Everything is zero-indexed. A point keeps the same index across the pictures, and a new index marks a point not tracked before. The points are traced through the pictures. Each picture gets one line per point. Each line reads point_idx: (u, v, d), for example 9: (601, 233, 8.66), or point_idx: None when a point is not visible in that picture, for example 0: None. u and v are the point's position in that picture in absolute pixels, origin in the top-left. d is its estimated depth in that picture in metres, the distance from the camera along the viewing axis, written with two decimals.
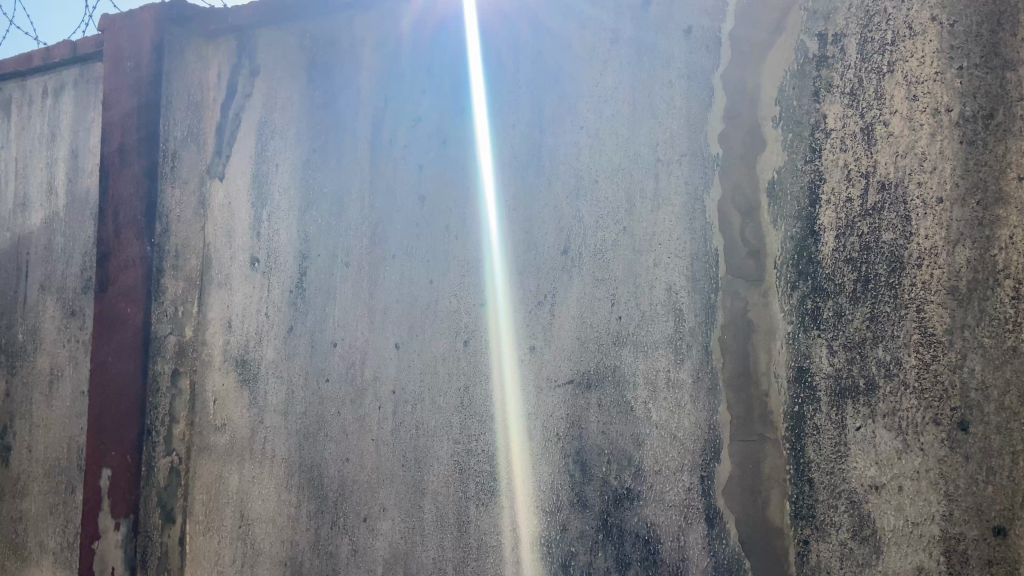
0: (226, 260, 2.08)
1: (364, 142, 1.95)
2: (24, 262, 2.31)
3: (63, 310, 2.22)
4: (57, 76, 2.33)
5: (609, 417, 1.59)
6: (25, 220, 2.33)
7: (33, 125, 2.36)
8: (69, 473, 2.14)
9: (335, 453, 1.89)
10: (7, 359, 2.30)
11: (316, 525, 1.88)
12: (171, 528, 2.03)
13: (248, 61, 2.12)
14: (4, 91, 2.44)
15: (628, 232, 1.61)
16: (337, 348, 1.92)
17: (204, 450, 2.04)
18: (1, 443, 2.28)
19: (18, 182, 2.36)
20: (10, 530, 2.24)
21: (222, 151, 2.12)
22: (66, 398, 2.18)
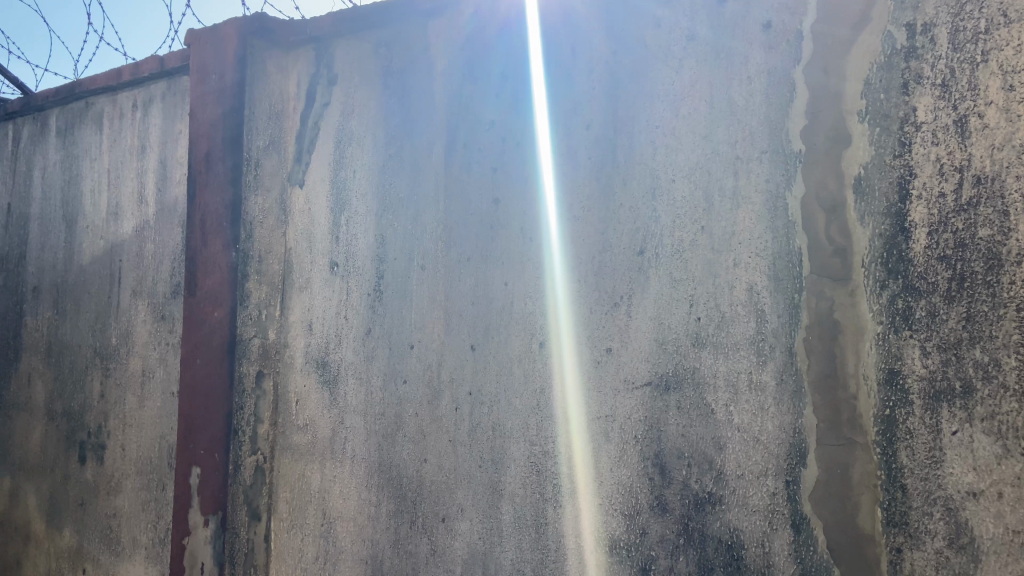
0: (306, 264, 2.15)
1: (438, 146, 1.98)
2: (117, 268, 2.42)
3: (154, 313, 2.31)
4: (145, 90, 2.43)
5: (688, 419, 1.56)
6: (117, 229, 2.44)
7: (124, 138, 2.47)
8: (160, 471, 2.23)
9: (413, 453, 1.91)
10: (102, 361, 2.41)
11: (396, 525, 1.91)
12: (256, 525, 2.09)
13: (326, 70, 2.17)
14: (96, 105, 2.56)
15: (706, 232, 1.58)
16: (414, 350, 1.95)
17: (286, 449, 2.10)
18: (96, 442, 2.39)
19: (110, 192, 2.47)
20: (104, 525, 2.33)
21: (302, 158, 2.18)
22: (157, 398, 2.27)
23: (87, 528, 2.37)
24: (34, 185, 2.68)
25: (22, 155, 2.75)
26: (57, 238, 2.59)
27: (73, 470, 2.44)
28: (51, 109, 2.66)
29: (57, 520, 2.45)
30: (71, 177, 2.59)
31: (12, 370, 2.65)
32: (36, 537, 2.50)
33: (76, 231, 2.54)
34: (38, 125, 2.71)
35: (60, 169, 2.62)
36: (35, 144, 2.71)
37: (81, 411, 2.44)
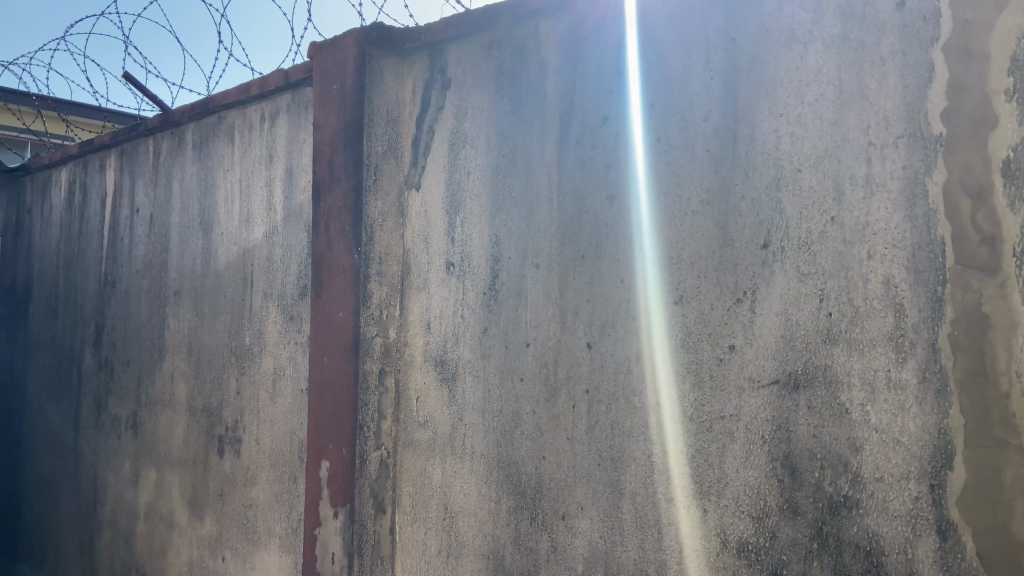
0: (424, 265, 2.21)
1: (551, 144, 1.98)
2: (249, 272, 2.56)
3: (284, 314, 2.43)
4: (272, 102, 2.56)
5: (821, 419, 1.50)
6: (249, 235, 2.58)
7: (253, 149, 2.61)
8: (291, 464, 2.34)
9: (532, 451, 1.92)
10: (237, 359, 2.56)
11: (516, 521, 1.93)
12: (382, 518, 2.16)
13: (440, 75, 2.22)
14: (228, 119, 2.71)
15: (837, 222, 1.51)
16: (530, 348, 1.96)
17: (408, 445, 2.17)
18: (232, 436, 2.53)
19: (242, 201, 2.62)
20: (241, 515, 2.47)
21: (419, 161, 2.24)
22: (288, 395, 2.39)
23: (226, 518, 2.52)
24: (174, 196, 2.88)
25: (163, 168, 2.95)
26: (195, 244, 2.76)
27: (213, 462, 2.59)
28: (187, 124, 2.85)
29: (199, 509, 2.61)
30: (206, 187, 2.76)
31: (157, 369, 2.85)
32: (180, 525, 2.68)
33: (211, 237, 2.71)
34: (176, 139, 2.90)
35: (196, 180, 2.80)
36: (173, 157, 2.90)
37: (219, 407, 2.59)
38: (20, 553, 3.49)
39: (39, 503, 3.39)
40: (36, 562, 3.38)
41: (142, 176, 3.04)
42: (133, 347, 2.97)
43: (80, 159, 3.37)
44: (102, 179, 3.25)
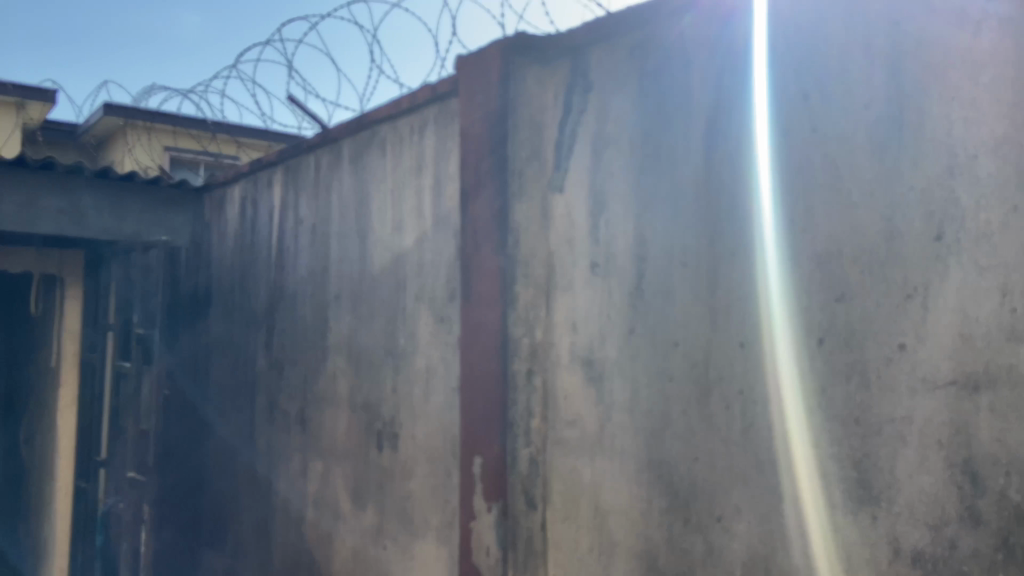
0: (569, 265, 2.22)
1: (698, 141, 1.95)
2: (402, 277, 2.69)
3: (435, 317, 2.54)
4: (420, 115, 2.67)
5: (1005, 422, 1.40)
6: (401, 241, 2.71)
7: (403, 160, 2.74)
8: (446, 460, 2.44)
9: (683, 452, 1.91)
10: (392, 359, 2.69)
11: (669, 522, 1.92)
12: (533, 514, 2.21)
13: (581, 78, 2.24)
14: (380, 133, 2.86)
15: (1021, 211, 1.40)
16: (679, 348, 1.94)
17: (558, 444, 2.19)
18: (389, 432, 2.67)
19: (395, 209, 2.75)
20: (400, 507, 2.60)
21: (561, 164, 2.26)
22: (440, 394, 2.49)
23: (386, 509, 2.65)
24: (333, 207, 3.07)
25: (322, 181, 3.15)
26: (352, 251, 2.93)
27: (372, 456, 2.74)
28: (344, 139, 3.03)
29: (361, 500, 2.77)
30: (361, 198, 2.92)
31: (321, 369, 3.05)
32: (344, 514, 2.85)
33: (367, 244, 2.86)
34: (334, 155, 3.10)
35: (352, 191, 2.97)
36: (331, 171, 3.10)
37: (377, 404, 2.74)
38: (202, 536, 3.82)
39: (219, 491, 3.70)
40: (217, 544, 3.69)
41: (304, 190, 3.26)
42: (299, 348, 3.19)
43: (250, 177, 3.67)
44: (269, 194, 3.51)
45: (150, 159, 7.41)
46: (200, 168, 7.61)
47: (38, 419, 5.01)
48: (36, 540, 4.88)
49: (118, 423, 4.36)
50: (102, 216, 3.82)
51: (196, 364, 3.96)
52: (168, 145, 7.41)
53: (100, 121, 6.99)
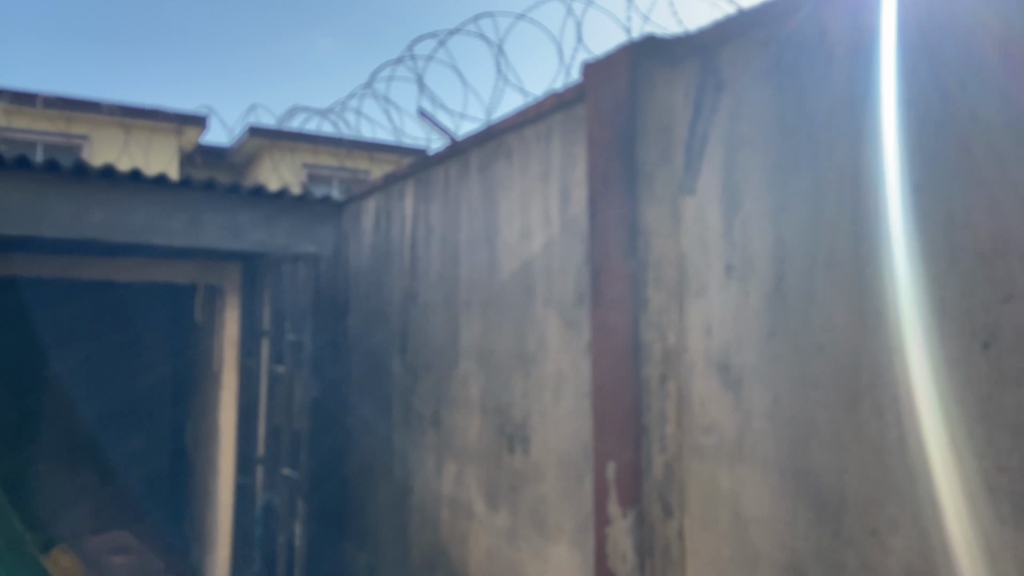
0: (702, 269, 2.18)
1: (838, 136, 1.87)
2: (530, 283, 2.72)
3: (564, 321, 2.55)
4: (547, 123, 2.70)
5: None
6: (529, 247, 2.74)
7: (530, 167, 2.78)
8: (578, 465, 2.45)
9: (832, 461, 1.83)
10: (523, 364, 2.73)
11: (818, 534, 1.85)
12: (670, 522, 2.17)
13: (713, 77, 2.20)
14: (507, 142, 2.91)
15: None
16: (825, 352, 1.87)
17: (695, 451, 2.15)
18: (521, 435, 2.71)
19: (522, 217, 2.79)
20: (534, 510, 2.62)
21: (692, 167, 2.22)
22: (571, 398, 2.50)
23: (520, 511, 2.69)
24: (461, 216, 3.15)
25: (452, 191, 3.25)
26: (481, 259, 3.00)
27: (505, 459, 2.79)
28: (472, 150, 3.11)
29: (494, 502, 2.83)
30: (490, 207, 2.98)
31: (453, 373, 3.14)
32: (478, 515, 2.91)
33: (496, 252, 2.92)
34: (462, 165, 3.18)
35: (480, 200, 3.04)
36: (460, 182, 3.19)
37: (508, 408, 2.79)
38: (345, 532, 4.01)
39: (360, 490, 3.86)
40: (359, 540, 3.87)
41: (434, 200, 3.37)
42: (432, 354, 3.29)
43: (383, 190, 3.83)
44: (401, 206, 3.65)
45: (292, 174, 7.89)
46: (332, 182, 8.03)
47: (200, 419, 5.44)
48: (199, 531, 5.28)
49: (269, 423, 4.29)
50: (255, 231, 4.02)
51: (335, 369, 4.17)
52: (309, 161, 7.88)
53: (246, 142, 7.48)
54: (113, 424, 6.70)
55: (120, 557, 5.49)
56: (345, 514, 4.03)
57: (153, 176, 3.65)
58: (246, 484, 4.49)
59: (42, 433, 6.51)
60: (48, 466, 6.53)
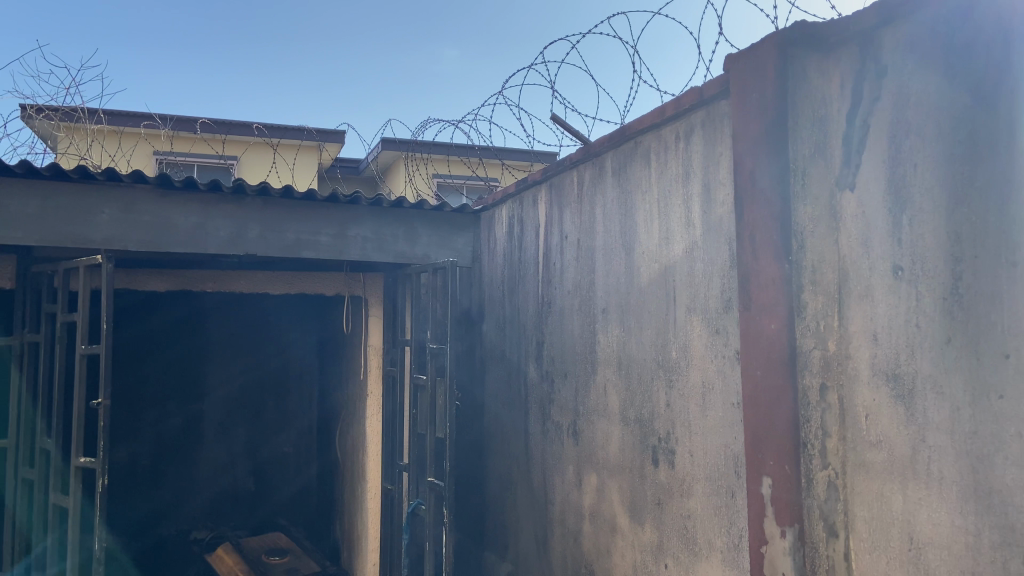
0: (865, 270, 2.01)
1: (1008, 118, 1.70)
2: (672, 288, 2.62)
3: (709, 328, 2.44)
4: (687, 121, 2.60)
5: None
6: (669, 252, 2.65)
7: (669, 168, 2.69)
8: (729, 479, 2.33)
9: (1021, 479, 1.64)
10: (665, 372, 2.64)
11: (1004, 558, 1.65)
12: (835, 542, 2.02)
13: (874, 63, 2.02)
14: (644, 142, 2.83)
15: None
16: (1011, 360, 1.67)
17: (860, 467, 1.98)
18: (666, 447, 2.61)
19: (662, 220, 2.70)
20: (681, 525, 2.52)
21: (851, 160, 2.06)
22: (719, 408, 2.39)
23: (666, 526, 2.59)
24: (597, 220, 3.09)
25: (586, 196, 3.20)
26: (618, 264, 2.93)
27: (649, 471, 2.70)
28: (607, 153, 3.05)
29: (638, 515, 2.74)
30: (627, 210, 2.91)
31: (592, 381, 3.08)
32: (622, 529, 2.84)
33: (634, 256, 2.84)
34: (597, 168, 3.12)
35: (617, 204, 2.97)
36: (595, 186, 3.13)
37: (651, 418, 2.70)
38: (486, 539, 4.04)
39: (500, 498, 3.88)
40: (500, 549, 3.88)
41: (568, 205, 3.33)
42: (569, 361, 3.26)
43: (515, 196, 3.84)
44: (535, 212, 3.64)
45: (426, 186, 8.13)
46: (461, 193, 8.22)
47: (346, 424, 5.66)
48: (349, 534, 5.48)
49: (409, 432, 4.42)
50: (397, 242, 4.13)
51: (472, 376, 4.23)
52: (443, 172, 8.10)
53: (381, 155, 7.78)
54: (265, 431, 6.77)
55: (275, 558, 5.59)
56: (485, 521, 4.08)
57: (303, 192, 3.82)
58: (390, 490, 4.61)
59: (206, 438, 6.55)
60: (213, 468, 6.58)
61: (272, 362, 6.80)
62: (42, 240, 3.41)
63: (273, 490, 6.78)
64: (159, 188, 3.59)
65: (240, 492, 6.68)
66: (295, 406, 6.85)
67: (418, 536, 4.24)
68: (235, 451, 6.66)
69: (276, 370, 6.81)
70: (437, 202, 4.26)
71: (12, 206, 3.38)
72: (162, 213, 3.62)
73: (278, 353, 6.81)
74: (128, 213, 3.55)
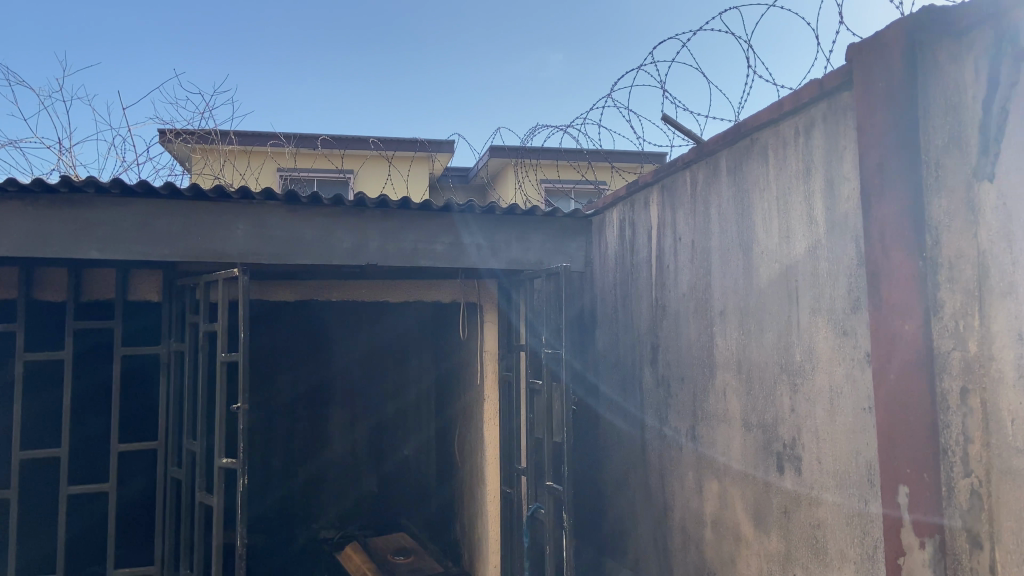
0: (1007, 266, 1.82)
1: None
2: (794, 288, 2.53)
3: (836, 329, 2.34)
4: (807, 115, 2.51)
5: None
6: (791, 251, 2.56)
7: (788, 165, 2.59)
8: (861, 486, 2.22)
9: None
10: (789, 376, 2.55)
11: None
12: (979, 555, 1.85)
13: (1011, 44, 1.85)
14: (762, 138, 2.75)
15: None
16: None
17: (1007, 474, 1.80)
18: (792, 454, 2.52)
19: (781, 218, 2.61)
20: (810, 534, 2.43)
21: (989, 149, 1.88)
22: (848, 413, 2.28)
23: (794, 535, 2.50)
24: (712, 221, 3.03)
25: (700, 196, 3.13)
26: (736, 265, 2.86)
27: (774, 478, 2.61)
28: (721, 151, 2.99)
29: (764, 524, 2.66)
30: (744, 209, 2.83)
31: (710, 386, 3.01)
32: (746, 538, 2.76)
33: (752, 257, 2.76)
34: (711, 167, 3.06)
35: (733, 203, 2.89)
36: (709, 185, 3.06)
37: (775, 424, 2.61)
38: (605, 545, 4.02)
39: (619, 503, 3.85)
40: (619, 555, 3.85)
41: (681, 206, 3.28)
42: (686, 365, 3.20)
43: (626, 199, 3.81)
44: (646, 214, 3.60)
45: (535, 192, 8.21)
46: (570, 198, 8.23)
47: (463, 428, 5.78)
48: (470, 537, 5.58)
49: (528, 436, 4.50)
50: (510, 249, 4.18)
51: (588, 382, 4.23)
52: (552, 178, 8.14)
53: (490, 163, 7.92)
54: (388, 435, 6.98)
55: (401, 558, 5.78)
56: (604, 527, 4.05)
57: (420, 203, 3.94)
58: (510, 494, 4.67)
59: (331, 440, 6.85)
60: (338, 469, 6.87)
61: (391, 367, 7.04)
62: (185, 255, 3.66)
63: (398, 492, 6.96)
64: (288, 204, 3.79)
65: (367, 495, 6.91)
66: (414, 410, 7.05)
67: (538, 540, 4.27)
68: (359, 453, 6.92)
69: (395, 376, 7.04)
70: (549, 208, 4.29)
71: (158, 226, 3.64)
72: (291, 227, 3.82)
73: (396, 359, 7.02)
74: (260, 228, 3.78)
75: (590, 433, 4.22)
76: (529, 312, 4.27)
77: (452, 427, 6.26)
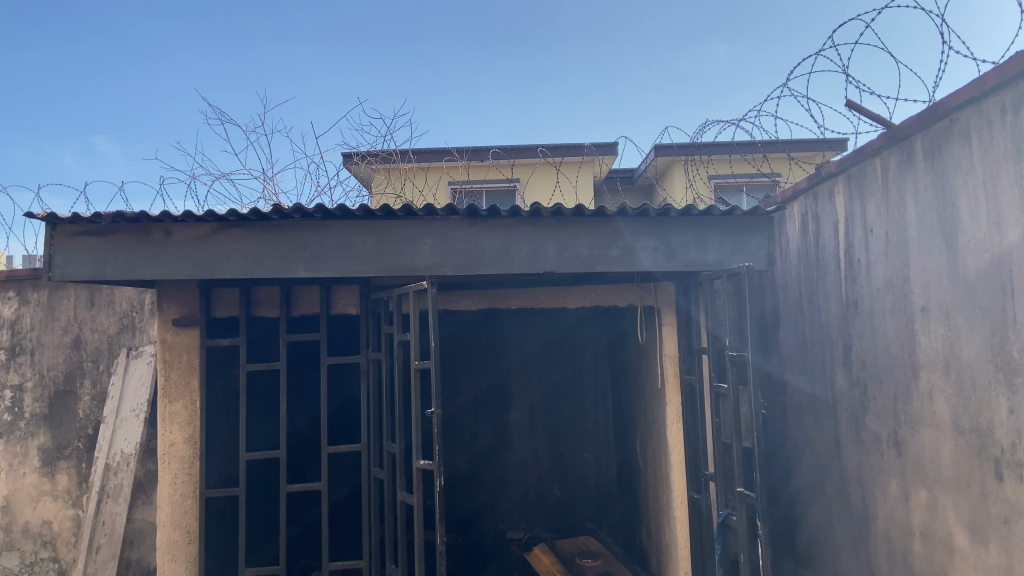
0: None
1: None
2: (1009, 280, 2.30)
3: None
4: (1014, 90, 2.28)
5: None
6: (1003, 239, 2.32)
7: (995, 146, 2.37)
8: None
9: None
10: (1007, 376, 2.32)
11: None
12: None
13: None
14: (962, 120, 2.53)
15: None
16: None
17: None
18: (1012, 459, 2.29)
19: (990, 203, 2.39)
20: None
21: None
22: None
23: (1016, 549, 2.27)
24: (908, 211, 2.82)
25: (893, 185, 2.93)
26: (939, 256, 2.64)
27: (991, 486, 2.39)
28: (915, 136, 2.78)
29: (982, 537, 2.43)
30: (945, 197, 2.61)
31: (914, 388, 2.80)
32: (961, 550, 2.54)
33: (957, 247, 2.55)
34: (905, 153, 2.85)
35: (932, 191, 2.68)
36: (904, 173, 2.86)
37: (991, 427, 2.39)
38: (803, 555, 3.83)
39: (814, 511, 3.67)
40: (818, 567, 3.65)
41: (872, 197, 3.08)
42: (885, 366, 3.00)
43: (809, 192, 3.63)
44: (832, 207, 3.41)
45: (707, 189, 8.10)
46: (743, 194, 8.02)
47: (645, 433, 5.75)
48: (656, 541, 5.54)
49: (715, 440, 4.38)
50: (688, 250, 4.11)
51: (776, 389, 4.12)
52: (726, 174, 8.00)
53: (659, 160, 7.92)
54: (567, 439, 7.07)
55: (587, 560, 5.83)
56: (800, 536, 3.86)
57: (593, 210, 3.97)
58: (698, 500, 4.58)
59: (513, 444, 7.04)
60: (520, 472, 7.03)
61: (568, 371, 7.13)
62: (378, 271, 3.93)
63: (579, 497, 7.00)
64: (468, 218, 3.96)
65: (549, 498, 7.01)
66: (593, 414, 7.10)
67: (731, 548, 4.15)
68: (540, 457, 7.04)
69: (572, 380, 7.12)
70: (726, 207, 4.17)
71: (352, 244, 3.94)
72: (472, 240, 3.99)
73: (570, 363, 7.12)
74: (444, 242, 3.98)
75: (781, 439, 4.04)
76: (709, 314, 4.18)
77: (633, 431, 6.26)
